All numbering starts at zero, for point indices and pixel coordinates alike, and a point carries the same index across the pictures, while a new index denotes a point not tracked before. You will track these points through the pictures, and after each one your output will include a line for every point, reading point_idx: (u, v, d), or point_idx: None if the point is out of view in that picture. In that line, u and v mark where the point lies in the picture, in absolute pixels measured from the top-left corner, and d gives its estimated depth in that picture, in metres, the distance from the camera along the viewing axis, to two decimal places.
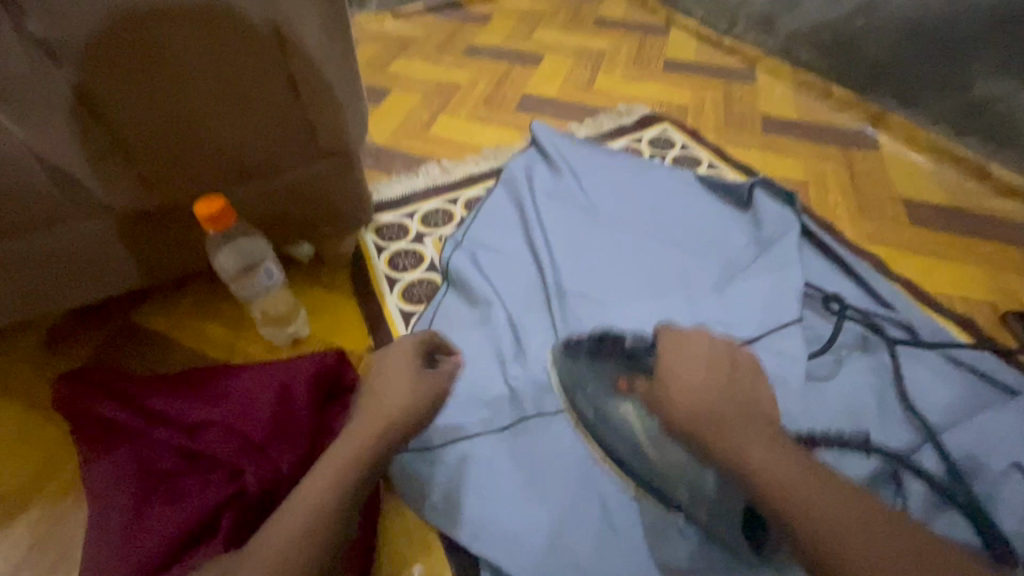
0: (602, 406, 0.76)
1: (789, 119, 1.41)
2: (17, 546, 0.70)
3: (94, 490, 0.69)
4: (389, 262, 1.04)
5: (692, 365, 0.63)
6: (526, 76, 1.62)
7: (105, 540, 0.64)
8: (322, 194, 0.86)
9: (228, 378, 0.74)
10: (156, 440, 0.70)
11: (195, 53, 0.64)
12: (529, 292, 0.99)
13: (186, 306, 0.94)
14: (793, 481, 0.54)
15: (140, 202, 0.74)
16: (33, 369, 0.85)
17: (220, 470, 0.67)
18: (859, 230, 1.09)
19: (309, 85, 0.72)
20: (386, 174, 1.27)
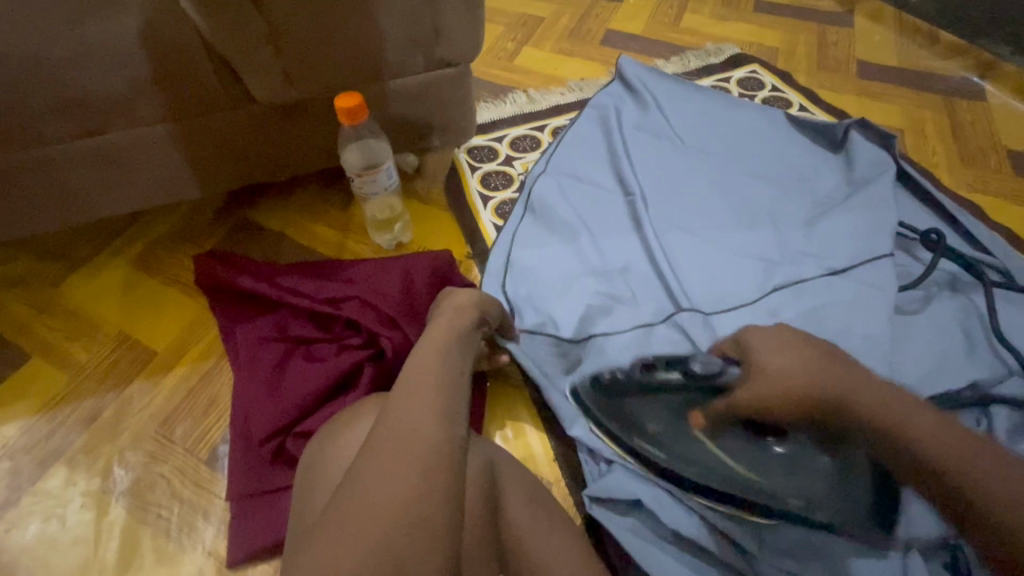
0: (674, 446, 0.68)
1: (890, 64, 1.36)
2: (174, 393, 0.80)
3: (240, 347, 0.78)
4: (482, 181, 1.09)
5: (779, 352, 0.58)
6: (611, 11, 1.60)
7: (251, 390, 0.73)
8: (434, 103, 0.91)
9: (352, 265, 0.82)
10: (292, 311, 0.79)
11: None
12: (615, 216, 1.01)
13: (299, 206, 1.02)
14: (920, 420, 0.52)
15: (280, 94, 0.80)
16: (173, 251, 0.96)
17: (351, 338, 0.75)
18: (959, 178, 1.07)
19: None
20: (474, 100, 1.30)
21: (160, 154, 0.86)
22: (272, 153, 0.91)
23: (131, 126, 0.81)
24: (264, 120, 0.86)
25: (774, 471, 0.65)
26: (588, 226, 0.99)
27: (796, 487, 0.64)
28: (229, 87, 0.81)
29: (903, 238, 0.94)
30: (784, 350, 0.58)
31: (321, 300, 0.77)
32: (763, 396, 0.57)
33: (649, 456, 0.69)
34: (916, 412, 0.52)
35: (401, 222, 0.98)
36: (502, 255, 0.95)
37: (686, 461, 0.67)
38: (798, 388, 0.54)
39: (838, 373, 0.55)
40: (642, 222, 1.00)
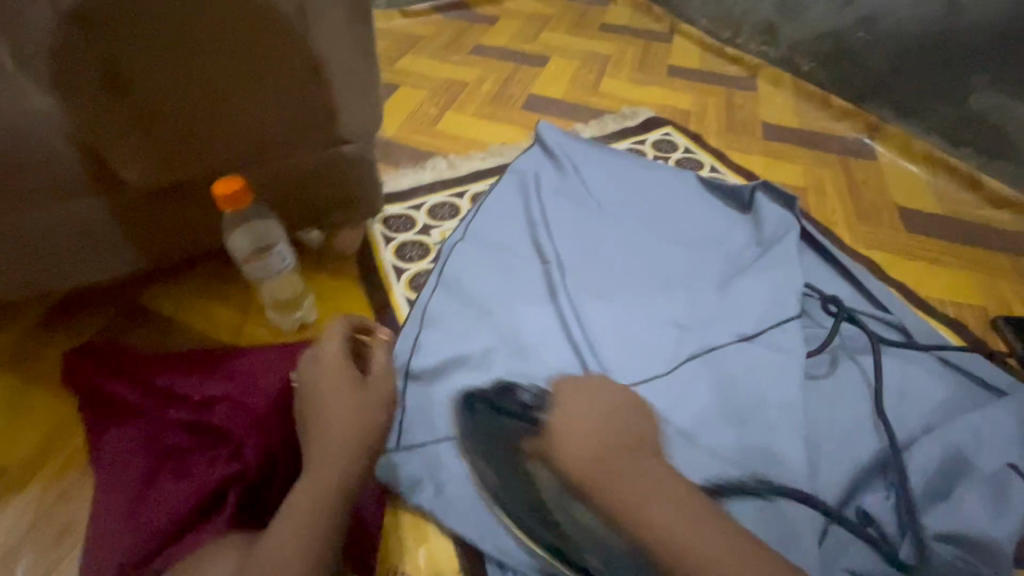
0: (506, 477, 0.71)
1: (791, 126, 1.44)
2: (21, 520, 0.70)
3: (103, 466, 0.69)
4: (396, 252, 1.05)
5: (587, 409, 0.60)
6: (532, 75, 1.65)
7: (107, 515, 0.65)
8: (335, 180, 0.89)
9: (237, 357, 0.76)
10: (162, 420, 0.70)
11: (218, 33, 0.67)
12: (531, 286, 0.99)
13: (192, 287, 0.94)
14: (667, 496, 0.52)
15: (157, 178, 0.76)
16: (38, 346, 0.86)
17: (226, 447, 0.67)
18: (856, 234, 1.12)
19: (329, 74, 0.76)
20: (393, 166, 1.28)
21: (18, 244, 0.78)
22: (152, 237, 0.84)
23: None
24: (142, 203, 0.81)
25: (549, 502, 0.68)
26: (504, 297, 0.97)
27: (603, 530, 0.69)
28: (99, 172, 0.75)
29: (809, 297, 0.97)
30: (588, 400, 0.62)
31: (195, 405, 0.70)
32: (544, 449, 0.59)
33: (482, 476, 0.73)
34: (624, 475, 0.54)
35: (304, 300, 0.92)
36: (411, 334, 0.91)
37: (512, 486, 0.71)
38: (572, 442, 0.56)
39: (619, 448, 0.55)
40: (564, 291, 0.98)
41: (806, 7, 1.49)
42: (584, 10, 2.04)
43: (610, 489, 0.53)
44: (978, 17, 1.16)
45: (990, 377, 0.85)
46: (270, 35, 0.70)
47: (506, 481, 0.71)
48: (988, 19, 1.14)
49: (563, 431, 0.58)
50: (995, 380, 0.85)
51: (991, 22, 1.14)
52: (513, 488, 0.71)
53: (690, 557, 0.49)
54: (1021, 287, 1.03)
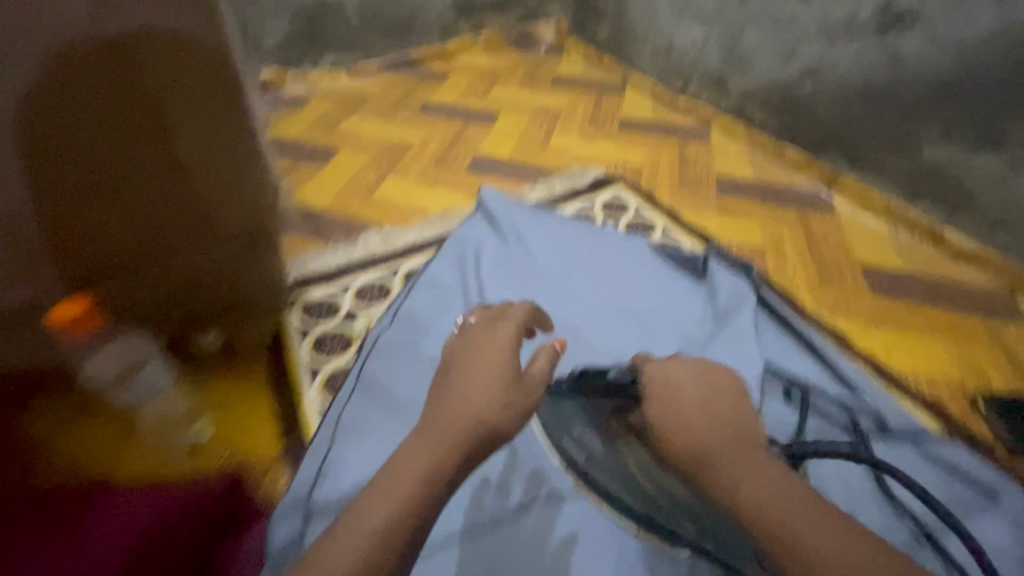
0: (603, 462, 0.75)
1: (746, 179, 1.39)
2: None
3: None
4: (313, 347, 0.94)
5: (694, 384, 0.62)
6: (480, 133, 1.60)
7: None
8: (225, 276, 0.84)
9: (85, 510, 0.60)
10: None
11: (61, 138, 0.65)
12: None
13: (51, 408, 0.77)
14: (744, 457, 0.53)
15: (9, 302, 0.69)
16: None
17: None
18: (819, 300, 1.04)
19: (199, 167, 0.74)
20: (322, 242, 1.18)
21: None
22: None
23: None
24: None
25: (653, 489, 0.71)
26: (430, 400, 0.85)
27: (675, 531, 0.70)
28: None
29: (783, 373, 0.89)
30: (682, 389, 0.61)
31: None
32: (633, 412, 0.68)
33: (572, 461, 0.76)
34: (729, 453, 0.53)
35: (196, 420, 0.81)
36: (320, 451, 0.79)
37: (605, 477, 0.74)
38: (681, 402, 0.59)
39: (701, 402, 0.59)
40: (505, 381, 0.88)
41: (752, 58, 1.47)
42: (537, 62, 2.02)
43: (674, 425, 0.57)
44: (922, 69, 1.12)
45: (976, 472, 0.77)
46: (122, 133, 0.68)
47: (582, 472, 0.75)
48: (932, 71, 1.11)
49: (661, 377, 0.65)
50: (981, 475, 0.77)
51: (935, 74, 1.10)
52: (595, 479, 0.74)
53: (799, 541, 0.46)
54: (997, 355, 0.95)
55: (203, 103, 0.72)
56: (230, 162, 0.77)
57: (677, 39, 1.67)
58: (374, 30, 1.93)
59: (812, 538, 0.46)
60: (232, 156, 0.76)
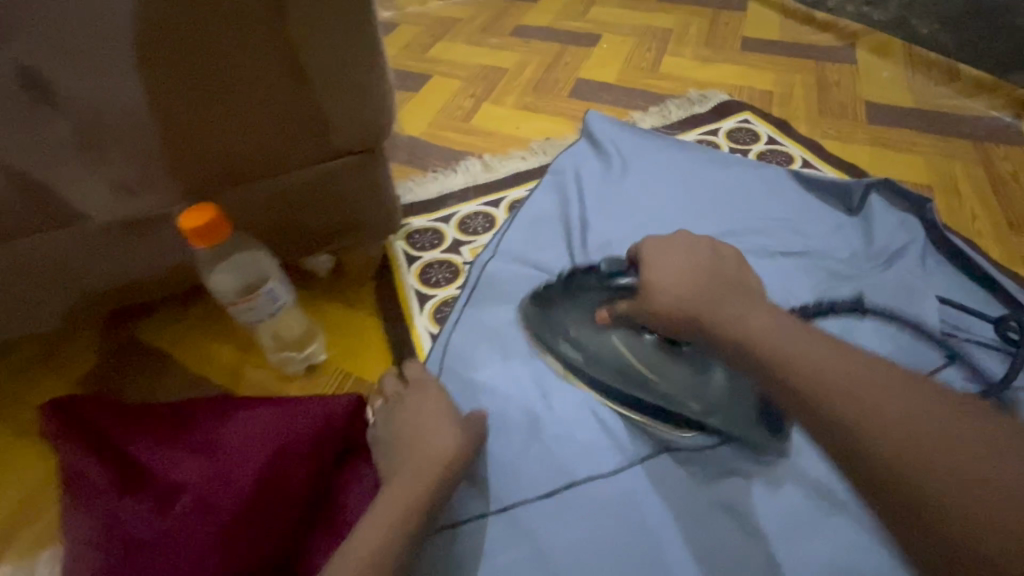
0: (590, 350, 0.71)
1: (904, 105, 1.17)
2: None
3: (71, 543, 0.61)
4: (420, 276, 0.89)
5: (677, 255, 0.58)
6: (581, 56, 1.45)
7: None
8: (340, 197, 0.73)
9: (215, 429, 0.65)
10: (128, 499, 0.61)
11: (162, 29, 0.53)
12: None
13: (192, 321, 0.83)
14: (812, 360, 0.45)
15: (120, 214, 0.65)
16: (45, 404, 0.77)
17: (190, 558, 0.57)
18: (1010, 249, 0.88)
19: (309, 64, 0.59)
20: (420, 170, 1.12)
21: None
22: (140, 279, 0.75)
23: None
24: (110, 236, 0.67)
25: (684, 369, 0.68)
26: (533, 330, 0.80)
27: (698, 393, 0.68)
28: (47, 207, 0.62)
29: (903, 249, 0.85)
30: (672, 251, 0.58)
31: (164, 486, 0.62)
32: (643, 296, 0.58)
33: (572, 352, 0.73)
34: (751, 314, 0.51)
35: (314, 340, 0.79)
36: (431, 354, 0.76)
37: (609, 370, 0.70)
38: (675, 285, 0.55)
39: (698, 274, 0.55)
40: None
41: None
42: None
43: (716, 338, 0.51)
44: None
45: None
46: (223, 16, 0.54)
47: (598, 368, 0.71)
48: None
49: (659, 280, 0.57)
50: None
51: None
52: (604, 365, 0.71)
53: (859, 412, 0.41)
54: None
55: None
56: (347, 56, 0.59)
57: None
58: None
59: (883, 400, 0.41)
60: (349, 47, 0.59)
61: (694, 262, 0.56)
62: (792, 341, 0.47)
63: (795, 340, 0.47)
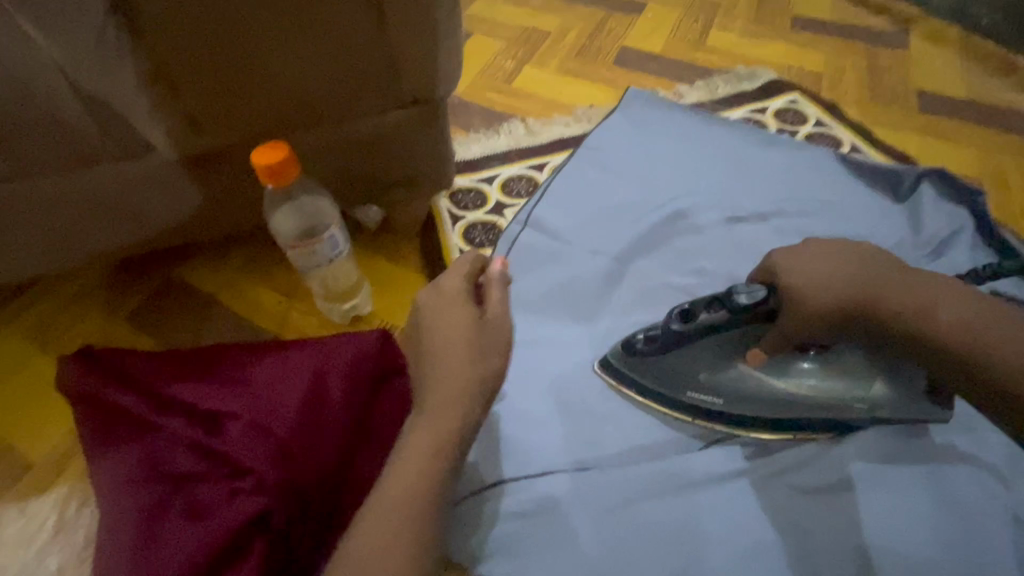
0: (728, 386, 0.69)
1: (957, 95, 1.15)
2: (71, 538, 0.65)
3: (109, 480, 0.61)
4: (464, 235, 0.90)
5: (829, 259, 0.60)
6: (625, 23, 1.41)
7: (116, 539, 0.58)
8: (402, 145, 0.74)
9: (258, 360, 0.67)
10: (173, 435, 0.62)
11: None
12: (606, 286, 0.83)
13: (237, 263, 0.84)
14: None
15: (188, 149, 0.65)
16: (94, 337, 0.78)
17: (245, 478, 0.59)
18: None
19: (395, 6, 0.59)
20: (463, 130, 1.11)
21: (59, 220, 0.70)
22: (196, 218, 0.75)
23: (38, 218, 0.69)
24: (173, 171, 0.69)
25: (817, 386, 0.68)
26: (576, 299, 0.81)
27: (867, 391, 0.67)
28: (121, 138, 0.64)
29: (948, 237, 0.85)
30: (826, 255, 0.61)
31: (204, 421, 0.63)
32: (811, 308, 0.58)
33: (657, 382, 0.70)
34: (941, 310, 0.57)
35: (363, 288, 0.79)
36: None
37: (754, 393, 0.69)
38: (829, 284, 0.58)
39: (872, 269, 0.60)
40: (627, 262, 0.86)
41: None
42: None
43: (914, 316, 0.57)
44: None
45: None
46: None
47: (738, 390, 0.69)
48: None
49: (801, 282, 0.59)
50: None
51: None
52: (737, 396, 0.69)
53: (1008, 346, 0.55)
54: None
55: None
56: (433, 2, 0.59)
57: None
58: None
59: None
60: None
61: (844, 263, 0.60)
62: (975, 328, 0.56)
63: (987, 325, 0.56)
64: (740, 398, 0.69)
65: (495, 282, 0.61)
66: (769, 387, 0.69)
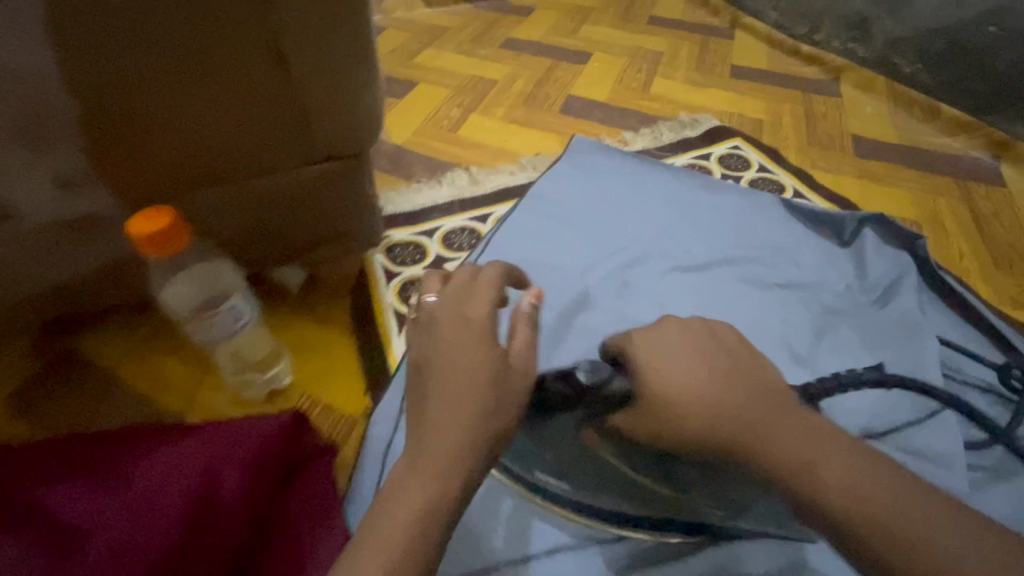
0: (579, 487, 0.60)
1: (890, 140, 1.19)
2: None
3: None
4: (399, 292, 0.84)
5: (682, 353, 0.48)
6: (573, 73, 1.42)
7: None
8: (320, 197, 0.69)
9: (138, 456, 0.57)
10: (21, 553, 0.51)
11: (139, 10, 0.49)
12: (552, 343, 0.78)
13: (141, 331, 0.75)
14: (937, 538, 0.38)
15: (73, 214, 0.60)
16: None
17: None
18: (999, 289, 0.90)
19: (301, 58, 0.56)
20: (405, 179, 1.07)
21: None
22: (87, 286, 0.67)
23: None
24: (53, 237, 0.61)
25: (594, 471, 0.59)
26: None
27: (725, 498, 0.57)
28: None
29: (895, 283, 0.84)
30: (676, 341, 0.49)
31: (65, 535, 0.52)
32: (657, 428, 0.47)
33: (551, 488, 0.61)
34: (821, 459, 0.42)
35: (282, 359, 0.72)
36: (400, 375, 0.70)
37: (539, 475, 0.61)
38: (695, 403, 0.45)
39: (708, 376, 0.46)
40: (570, 317, 0.81)
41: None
42: None
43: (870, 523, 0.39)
44: None
45: None
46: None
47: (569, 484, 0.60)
48: None
49: (665, 385, 0.47)
50: None
51: None
52: (588, 488, 0.60)
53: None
54: None
55: None
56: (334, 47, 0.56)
57: None
58: None
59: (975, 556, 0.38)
60: (338, 39, 0.56)
61: (700, 375, 0.46)
62: (875, 484, 0.40)
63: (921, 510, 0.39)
64: (564, 490, 0.60)
65: (522, 319, 0.47)
66: (565, 471, 0.60)
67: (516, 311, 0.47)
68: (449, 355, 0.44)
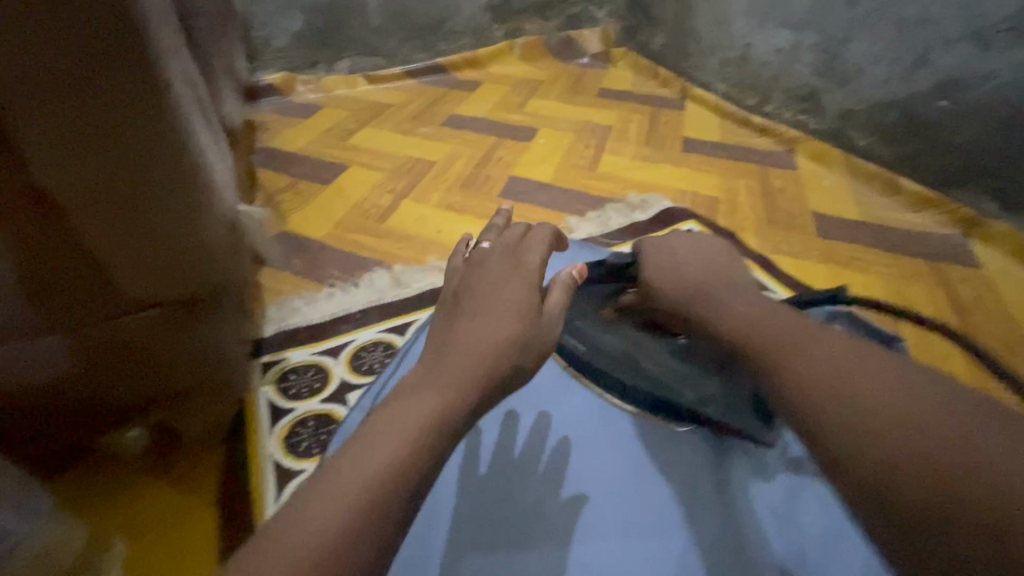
0: (607, 354, 0.65)
1: (853, 218, 1.11)
2: None
3: None
4: (285, 440, 0.68)
5: (699, 255, 0.59)
6: (517, 151, 1.34)
7: None
8: (144, 359, 0.57)
9: None
10: None
11: None
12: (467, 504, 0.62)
13: None
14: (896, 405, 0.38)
15: None
16: None
17: None
18: (995, 398, 0.77)
19: (75, 203, 0.45)
20: (317, 282, 0.93)
21: None
22: None
23: None
24: None
25: (626, 346, 0.64)
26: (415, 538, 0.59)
27: (695, 383, 0.61)
28: None
29: None
30: (692, 248, 0.60)
31: None
32: (668, 288, 0.57)
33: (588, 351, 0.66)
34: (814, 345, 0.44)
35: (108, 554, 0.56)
36: None
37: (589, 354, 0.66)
38: (693, 274, 0.57)
39: (713, 260, 0.59)
40: None
41: (861, 70, 1.19)
42: (581, 70, 1.74)
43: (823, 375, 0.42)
44: None
45: None
46: None
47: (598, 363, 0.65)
48: None
49: (660, 278, 0.59)
50: None
51: None
52: (614, 371, 0.65)
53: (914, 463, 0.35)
54: None
55: (70, 110, 0.41)
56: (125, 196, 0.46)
57: (755, 47, 1.39)
58: (395, 30, 1.67)
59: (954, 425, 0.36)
60: (128, 187, 0.45)
61: (709, 263, 0.58)
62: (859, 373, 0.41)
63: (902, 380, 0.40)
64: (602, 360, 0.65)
65: (561, 284, 0.52)
66: (604, 351, 0.65)
67: (555, 278, 0.53)
68: (488, 292, 0.48)
